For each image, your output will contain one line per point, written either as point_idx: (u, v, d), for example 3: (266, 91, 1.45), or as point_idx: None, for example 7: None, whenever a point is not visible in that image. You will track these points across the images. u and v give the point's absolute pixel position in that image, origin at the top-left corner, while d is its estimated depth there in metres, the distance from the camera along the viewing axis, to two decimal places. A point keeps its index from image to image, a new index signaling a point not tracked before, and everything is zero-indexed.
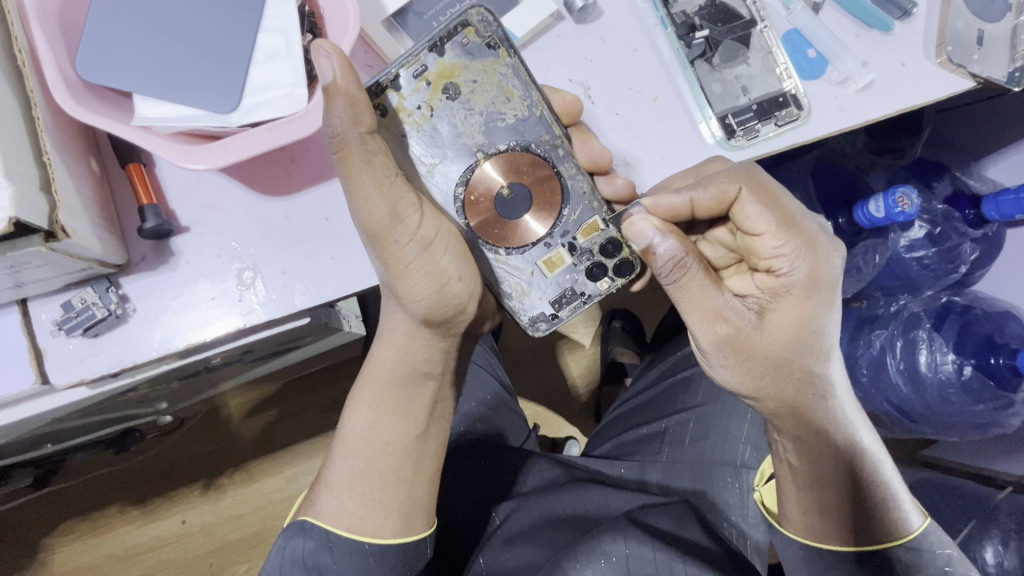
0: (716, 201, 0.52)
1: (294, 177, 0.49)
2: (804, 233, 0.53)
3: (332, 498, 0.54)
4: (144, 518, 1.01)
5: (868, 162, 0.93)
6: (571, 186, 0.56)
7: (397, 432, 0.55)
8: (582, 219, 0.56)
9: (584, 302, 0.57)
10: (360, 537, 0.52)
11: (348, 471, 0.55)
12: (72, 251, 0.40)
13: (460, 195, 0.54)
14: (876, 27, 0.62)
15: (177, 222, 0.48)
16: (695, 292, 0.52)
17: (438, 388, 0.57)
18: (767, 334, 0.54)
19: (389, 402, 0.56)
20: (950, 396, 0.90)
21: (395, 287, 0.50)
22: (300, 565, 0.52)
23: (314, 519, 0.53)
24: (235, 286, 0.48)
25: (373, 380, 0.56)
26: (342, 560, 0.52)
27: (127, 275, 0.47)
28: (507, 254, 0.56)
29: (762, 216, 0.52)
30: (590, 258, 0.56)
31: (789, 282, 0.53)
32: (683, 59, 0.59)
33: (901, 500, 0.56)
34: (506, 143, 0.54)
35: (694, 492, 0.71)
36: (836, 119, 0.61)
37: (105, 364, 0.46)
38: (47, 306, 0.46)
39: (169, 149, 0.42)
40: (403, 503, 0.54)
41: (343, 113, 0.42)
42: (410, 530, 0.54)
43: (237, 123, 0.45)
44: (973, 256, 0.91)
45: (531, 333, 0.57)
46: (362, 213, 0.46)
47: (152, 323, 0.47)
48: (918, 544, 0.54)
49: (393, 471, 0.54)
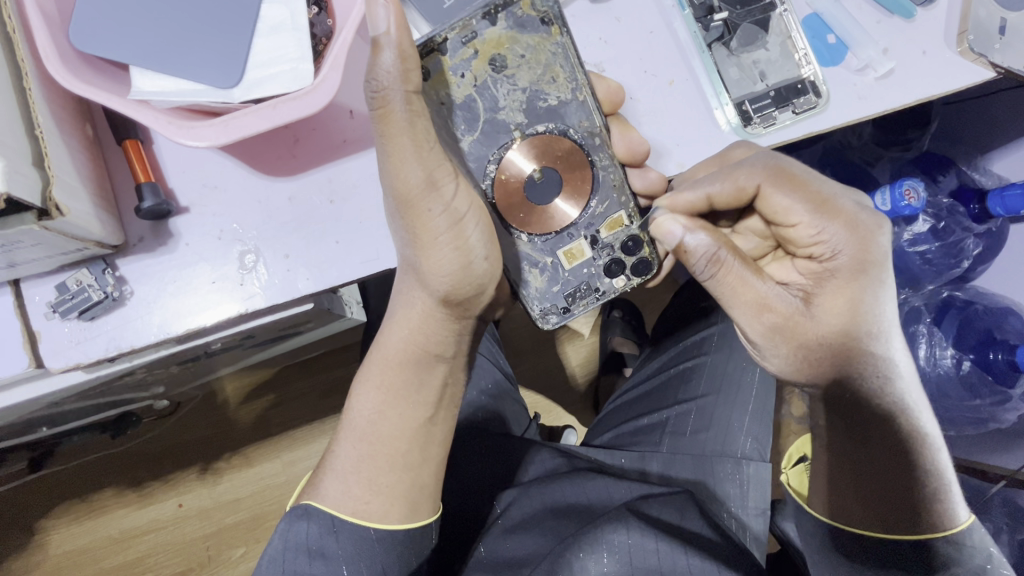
0: (736, 192, 0.52)
1: (297, 158, 0.47)
2: (844, 215, 0.52)
3: (334, 485, 0.53)
4: (141, 501, 1.01)
5: (874, 154, 0.93)
6: (602, 177, 0.54)
7: (405, 417, 0.54)
8: (603, 215, 0.55)
9: (597, 298, 0.55)
10: (368, 523, 0.51)
11: (353, 457, 0.54)
12: (67, 231, 0.38)
13: (491, 173, 0.53)
14: (897, 12, 0.60)
15: (176, 202, 0.46)
16: (734, 283, 0.51)
17: (447, 373, 0.56)
18: (818, 321, 0.53)
19: (397, 386, 0.54)
20: (948, 390, 0.91)
21: (418, 262, 0.48)
22: (305, 549, 0.51)
23: (317, 504, 0.52)
24: (236, 269, 0.46)
25: (381, 362, 0.55)
26: (350, 546, 0.51)
27: (124, 257, 0.46)
28: (529, 240, 0.54)
29: (795, 206, 0.52)
30: (609, 253, 0.55)
31: (834, 266, 0.53)
32: (700, 42, 0.58)
33: (953, 492, 0.54)
34: (545, 125, 0.52)
35: (694, 482, 0.70)
36: (853, 107, 0.59)
37: (101, 348, 0.45)
38: (42, 288, 0.45)
39: (169, 125, 0.40)
40: (408, 491, 0.53)
41: (391, 67, 0.40)
42: (416, 516, 0.53)
43: (240, 99, 0.43)
44: (976, 251, 0.90)
45: (541, 325, 0.56)
46: (396, 175, 0.43)
47: (151, 307, 0.46)
48: (960, 539, 0.53)
49: (400, 455, 0.53)
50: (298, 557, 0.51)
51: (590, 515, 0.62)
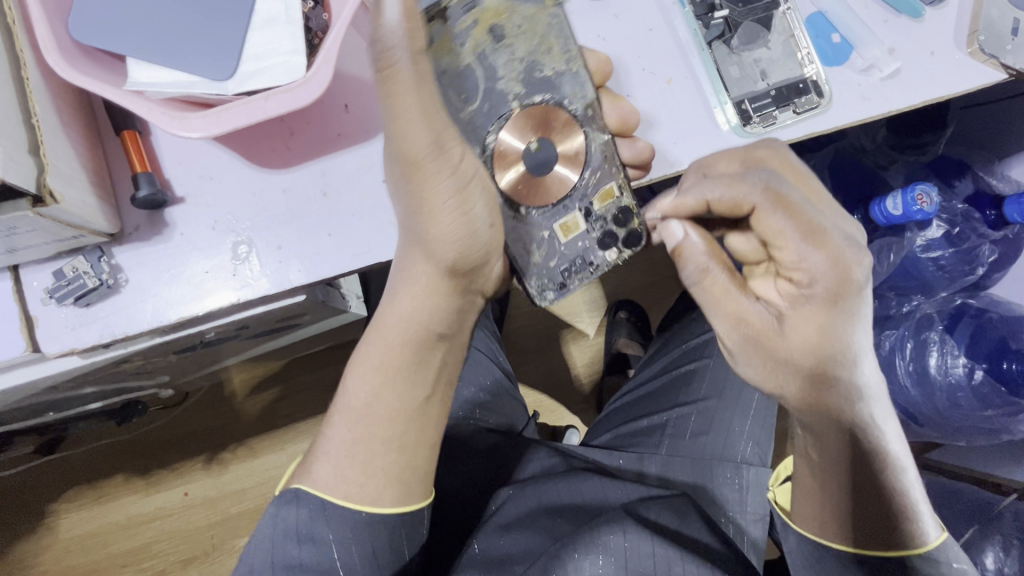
0: (733, 203, 0.49)
1: (292, 150, 0.48)
2: (833, 246, 0.48)
3: (329, 467, 0.52)
4: (148, 488, 1.03)
5: (889, 157, 0.91)
6: (596, 149, 0.53)
7: (403, 397, 0.52)
8: (596, 186, 0.53)
9: (592, 273, 0.53)
10: (356, 505, 0.51)
11: (347, 436, 0.52)
12: (62, 218, 0.38)
13: (490, 144, 0.51)
14: (905, 12, 0.60)
15: (172, 192, 0.46)
16: (718, 294, 0.53)
17: (448, 352, 0.54)
18: (788, 340, 0.52)
19: (395, 364, 0.52)
20: (960, 400, 0.88)
21: (423, 230, 0.47)
22: (293, 534, 0.51)
23: (308, 488, 0.51)
24: (230, 260, 0.46)
25: (380, 339, 0.53)
26: (338, 530, 0.50)
27: (120, 245, 0.45)
28: (527, 212, 0.52)
29: (786, 230, 0.48)
30: (602, 226, 0.53)
31: (810, 292, 0.50)
32: (700, 40, 0.57)
33: (920, 511, 0.52)
34: (542, 96, 0.52)
35: (693, 486, 0.70)
36: (858, 108, 0.58)
37: (96, 334, 0.44)
38: (40, 273, 0.44)
39: (161, 115, 0.40)
40: (404, 473, 0.52)
41: (398, 25, 0.40)
42: (408, 501, 0.52)
43: (233, 91, 0.43)
44: (992, 258, 0.90)
45: (539, 303, 0.54)
46: (404, 139, 0.43)
47: (146, 295, 0.45)
48: (933, 555, 0.51)
49: (395, 437, 0.52)
50: (287, 543, 0.50)
51: (586, 514, 0.62)
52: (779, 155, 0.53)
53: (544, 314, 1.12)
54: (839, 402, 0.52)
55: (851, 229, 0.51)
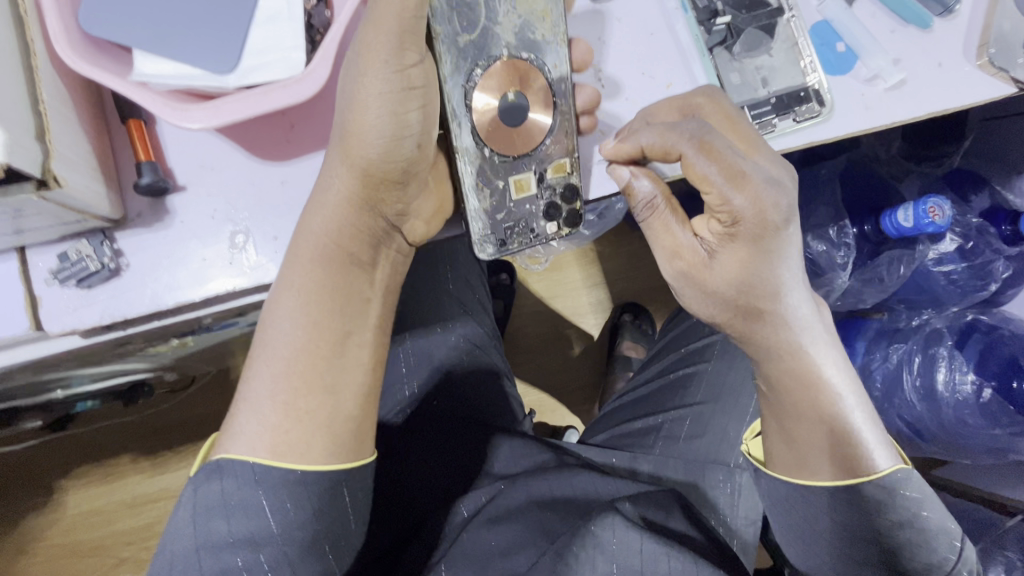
0: (664, 149, 0.51)
1: (292, 143, 0.49)
2: (758, 185, 0.49)
3: (250, 420, 0.46)
4: (154, 469, 1.06)
5: (901, 169, 0.92)
6: (559, 121, 0.52)
7: (322, 329, 0.47)
8: (553, 156, 0.53)
9: (530, 241, 0.53)
10: (290, 463, 0.44)
11: (268, 383, 0.46)
12: (66, 202, 0.40)
13: (475, 78, 0.49)
14: (913, 23, 0.59)
15: (174, 181, 0.48)
16: (659, 230, 0.55)
17: (370, 281, 0.50)
18: (716, 272, 0.53)
19: (316, 294, 0.47)
20: (966, 419, 0.86)
21: (349, 132, 0.44)
22: (216, 511, 0.43)
23: (231, 456, 0.44)
24: (227, 248, 0.48)
25: (294, 267, 0.47)
26: (273, 493, 0.43)
27: (123, 230, 0.47)
28: (489, 155, 0.51)
29: (709, 173, 0.49)
30: (550, 196, 0.53)
31: (737, 230, 0.50)
32: (701, 45, 0.57)
33: (873, 440, 0.54)
34: (527, 55, 0.50)
35: (687, 484, 0.70)
36: (860, 117, 0.58)
37: (96, 316, 0.46)
38: (46, 255, 0.46)
39: (163, 105, 0.41)
40: (331, 419, 0.46)
41: None
42: (339, 455, 0.46)
43: (234, 84, 0.44)
44: (1006, 274, 0.89)
45: (478, 254, 0.52)
46: (367, 35, 0.42)
47: (146, 280, 0.47)
48: (886, 483, 0.52)
49: (320, 375, 0.46)
50: (212, 516, 0.43)
51: (578, 506, 0.63)
52: (717, 102, 0.52)
53: (547, 314, 1.13)
54: (830, 407, 0.54)
55: (779, 172, 0.51)
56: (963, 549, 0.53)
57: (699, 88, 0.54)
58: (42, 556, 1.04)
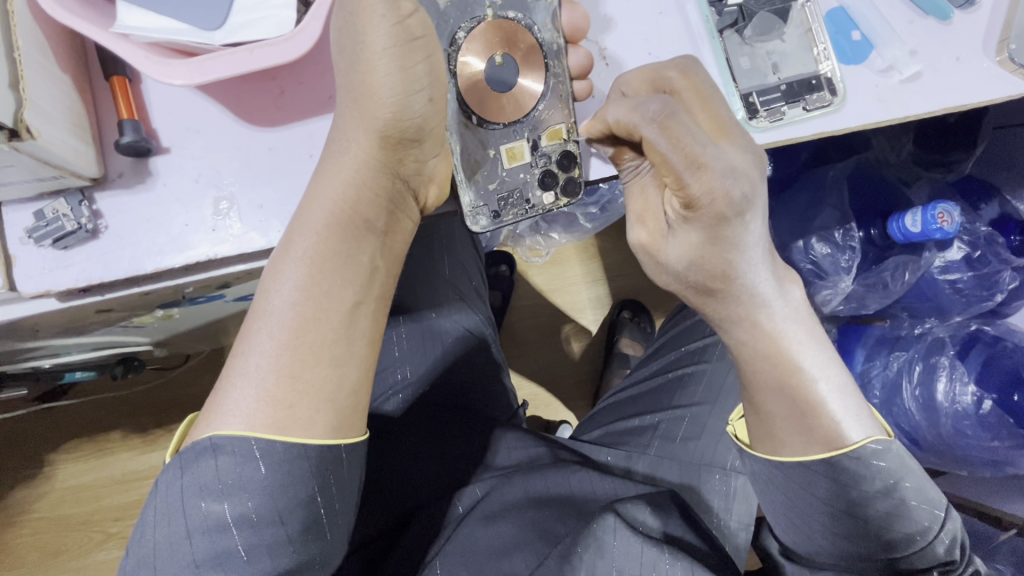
0: (628, 127, 0.48)
1: (282, 110, 0.47)
2: (715, 174, 0.45)
3: (246, 391, 0.40)
4: (142, 446, 1.05)
5: (912, 173, 0.89)
6: (552, 84, 0.51)
7: (331, 297, 0.43)
8: (546, 121, 0.51)
9: (527, 212, 0.52)
10: (295, 438, 0.40)
11: (270, 349, 0.41)
12: (40, 155, 0.38)
13: (457, 39, 0.49)
14: (932, 14, 0.57)
15: (157, 142, 0.46)
16: (636, 200, 0.55)
17: (381, 247, 0.46)
18: (669, 249, 0.52)
19: (324, 255, 0.43)
20: (965, 429, 0.85)
21: (360, 92, 0.43)
22: (211, 489, 0.39)
23: (223, 433, 0.39)
24: (210, 215, 0.46)
25: (305, 230, 0.44)
26: (275, 472, 0.39)
27: (102, 191, 0.45)
28: (478, 123, 0.50)
29: (663, 156, 0.46)
30: (545, 163, 0.52)
31: (694, 215, 0.48)
32: (711, 28, 0.55)
33: (850, 416, 0.52)
34: (514, 13, 0.50)
35: (682, 486, 0.70)
36: (873, 109, 0.56)
37: (72, 278, 0.44)
38: (22, 212, 0.44)
39: (145, 60, 0.40)
40: (335, 393, 0.42)
41: None
42: (344, 433, 0.42)
43: (220, 41, 0.42)
44: (1012, 285, 0.86)
45: (470, 227, 0.52)
46: None
47: (125, 243, 0.45)
48: (860, 455, 0.51)
49: (326, 346, 0.42)
50: (205, 496, 0.39)
51: (574, 506, 0.61)
52: (689, 78, 0.50)
53: (545, 307, 1.11)
54: (825, 414, 0.52)
55: (745, 162, 0.47)
56: (944, 518, 0.53)
57: (673, 60, 0.51)
58: (28, 529, 1.03)
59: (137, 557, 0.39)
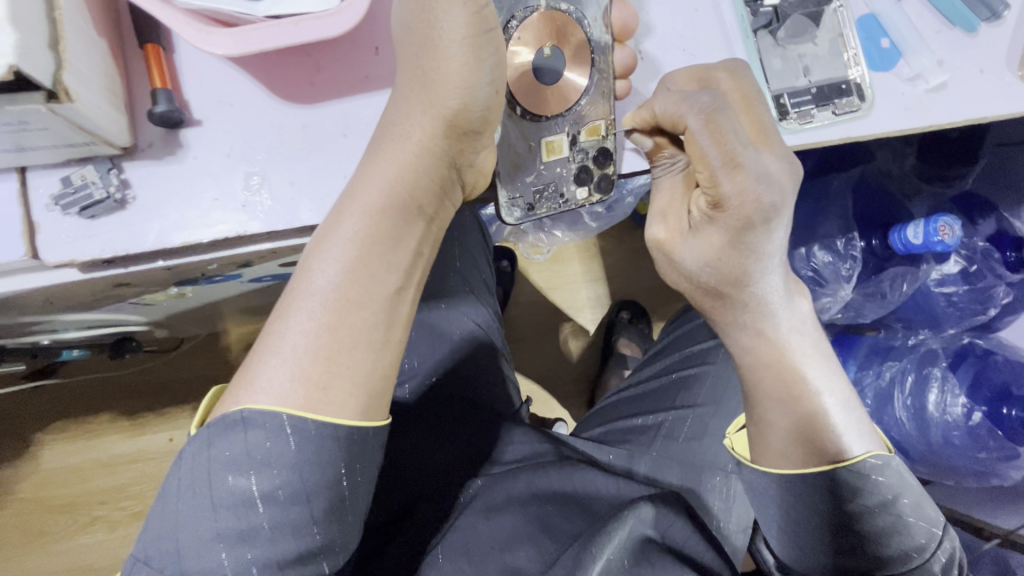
0: (673, 118, 0.48)
1: (316, 86, 0.47)
2: (750, 174, 0.46)
3: (281, 370, 0.40)
4: (133, 430, 1.03)
5: (913, 187, 0.90)
6: (596, 80, 0.51)
7: (373, 281, 0.43)
8: (587, 116, 0.51)
9: (560, 205, 0.53)
10: (328, 418, 0.39)
11: (310, 329, 0.41)
12: (75, 120, 0.37)
13: (510, 28, 0.48)
14: (960, 25, 0.58)
15: (189, 114, 0.45)
16: (663, 200, 0.54)
17: (423, 234, 0.46)
18: (687, 255, 0.53)
19: (373, 238, 0.43)
20: (954, 439, 0.86)
21: (427, 77, 0.44)
22: (239, 461, 0.38)
23: (255, 407, 0.38)
24: (241, 190, 0.45)
25: (352, 210, 0.43)
26: (306, 451, 0.38)
27: (131, 160, 0.44)
28: (521, 114, 0.50)
29: (704, 152, 0.46)
30: (582, 159, 0.52)
31: (721, 215, 0.49)
32: (746, 27, 0.55)
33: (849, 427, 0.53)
34: (566, 6, 0.49)
35: (683, 489, 0.71)
36: (898, 118, 0.56)
37: (97, 248, 0.43)
38: (48, 179, 0.43)
39: (191, 28, 0.39)
40: (369, 378, 0.41)
41: None
42: (372, 416, 0.41)
43: (263, 14, 0.41)
44: (1005, 300, 0.89)
45: (502, 217, 0.52)
46: None
47: (152, 215, 0.44)
48: (855, 470, 0.50)
49: (365, 329, 0.42)
50: (231, 471, 0.38)
51: (580, 504, 0.61)
52: (737, 80, 0.50)
53: (545, 304, 1.11)
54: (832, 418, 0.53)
55: (781, 172, 0.48)
56: (942, 537, 0.51)
57: (724, 61, 0.51)
58: (10, 510, 1.00)
59: (155, 533, 0.38)
